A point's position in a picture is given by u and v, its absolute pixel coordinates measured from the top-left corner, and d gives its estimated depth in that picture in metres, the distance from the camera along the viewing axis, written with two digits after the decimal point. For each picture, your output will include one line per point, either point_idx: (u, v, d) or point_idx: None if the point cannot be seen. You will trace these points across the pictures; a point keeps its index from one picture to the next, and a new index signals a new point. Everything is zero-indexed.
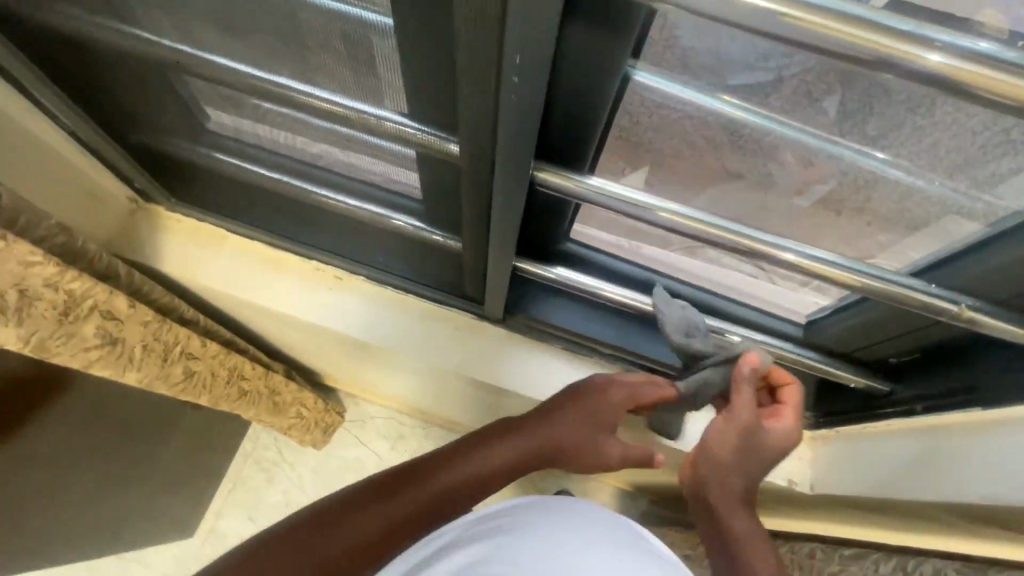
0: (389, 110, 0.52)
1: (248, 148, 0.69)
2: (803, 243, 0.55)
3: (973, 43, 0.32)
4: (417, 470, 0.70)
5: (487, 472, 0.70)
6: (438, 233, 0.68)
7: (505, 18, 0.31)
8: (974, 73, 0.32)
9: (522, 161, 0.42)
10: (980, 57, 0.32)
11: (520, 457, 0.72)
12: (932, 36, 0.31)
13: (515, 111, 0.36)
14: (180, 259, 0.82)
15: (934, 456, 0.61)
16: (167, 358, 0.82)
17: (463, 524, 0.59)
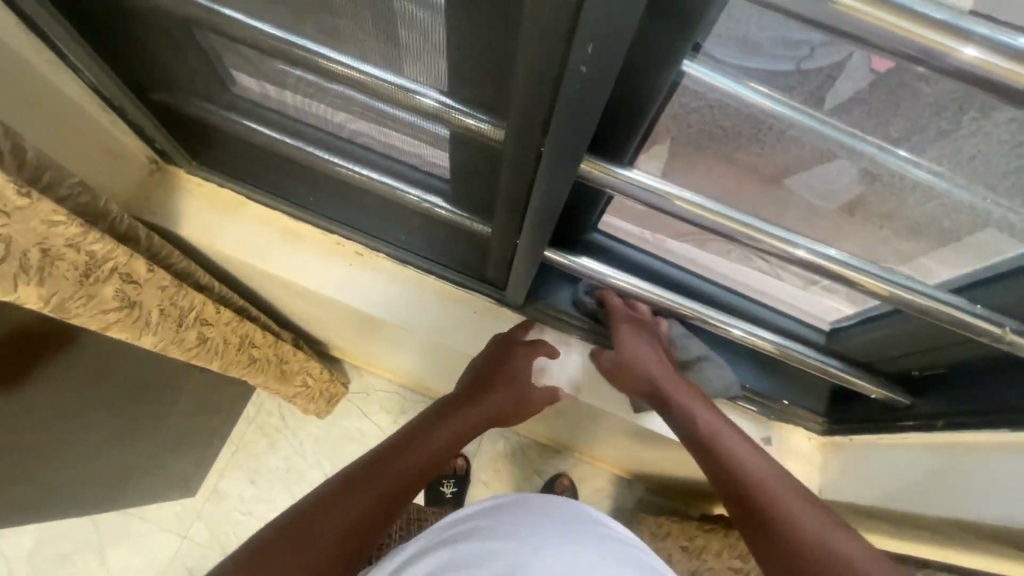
0: (428, 88, 0.50)
1: (274, 116, 0.67)
2: (815, 239, 0.53)
3: (1013, 38, 0.30)
4: (397, 444, 0.69)
5: (458, 432, 0.74)
6: (463, 216, 0.67)
7: (579, 10, 0.28)
8: None
9: (575, 156, 0.40)
10: (1019, 55, 0.30)
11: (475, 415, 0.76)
12: (968, 28, 0.30)
13: (577, 104, 0.34)
14: (200, 225, 0.81)
15: (954, 474, 0.62)
16: (183, 322, 0.81)
17: (431, 531, 0.64)
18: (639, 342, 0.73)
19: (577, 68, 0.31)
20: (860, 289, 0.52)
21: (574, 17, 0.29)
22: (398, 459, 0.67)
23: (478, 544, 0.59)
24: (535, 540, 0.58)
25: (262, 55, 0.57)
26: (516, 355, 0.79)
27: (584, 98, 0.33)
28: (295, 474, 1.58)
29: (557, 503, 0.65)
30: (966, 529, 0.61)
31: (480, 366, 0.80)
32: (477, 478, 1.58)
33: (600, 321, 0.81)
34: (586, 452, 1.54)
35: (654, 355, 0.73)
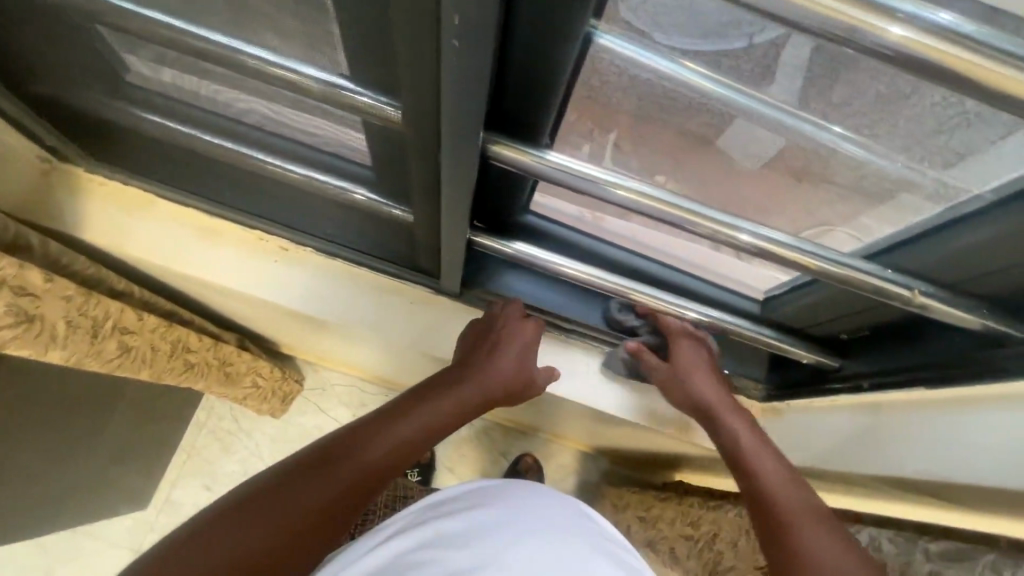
0: (321, 69, 0.47)
1: (172, 104, 0.62)
2: (759, 222, 0.53)
3: (935, 14, 0.29)
4: (372, 423, 0.63)
5: (441, 418, 0.66)
6: (385, 203, 0.64)
7: None
8: (948, 53, 0.29)
9: (468, 133, 0.38)
10: (943, 31, 0.29)
11: (466, 398, 0.69)
12: (894, 5, 0.28)
13: (459, 81, 0.32)
14: (108, 228, 0.75)
15: (877, 431, 0.65)
16: (98, 333, 0.76)
17: (409, 514, 0.59)
18: (693, 363, 0.73)
19: (450, 42, 0.29)
20: (778, 259, 0.53)
21: None
22: (370, 442, 0.60)
23: (455, 528, 0.54)
24: (511, 530, 0.53)
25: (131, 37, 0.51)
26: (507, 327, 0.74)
27: (466, 74, 0.31)
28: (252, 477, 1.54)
29: (550, 500, 0.60)
30: (883, 479, 0.63)
31: (476, 333, 0.76)
32: (442, 465, 1.57)
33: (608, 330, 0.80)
34: (549, 431, 1.55)
35: (716, 386, 0.72)
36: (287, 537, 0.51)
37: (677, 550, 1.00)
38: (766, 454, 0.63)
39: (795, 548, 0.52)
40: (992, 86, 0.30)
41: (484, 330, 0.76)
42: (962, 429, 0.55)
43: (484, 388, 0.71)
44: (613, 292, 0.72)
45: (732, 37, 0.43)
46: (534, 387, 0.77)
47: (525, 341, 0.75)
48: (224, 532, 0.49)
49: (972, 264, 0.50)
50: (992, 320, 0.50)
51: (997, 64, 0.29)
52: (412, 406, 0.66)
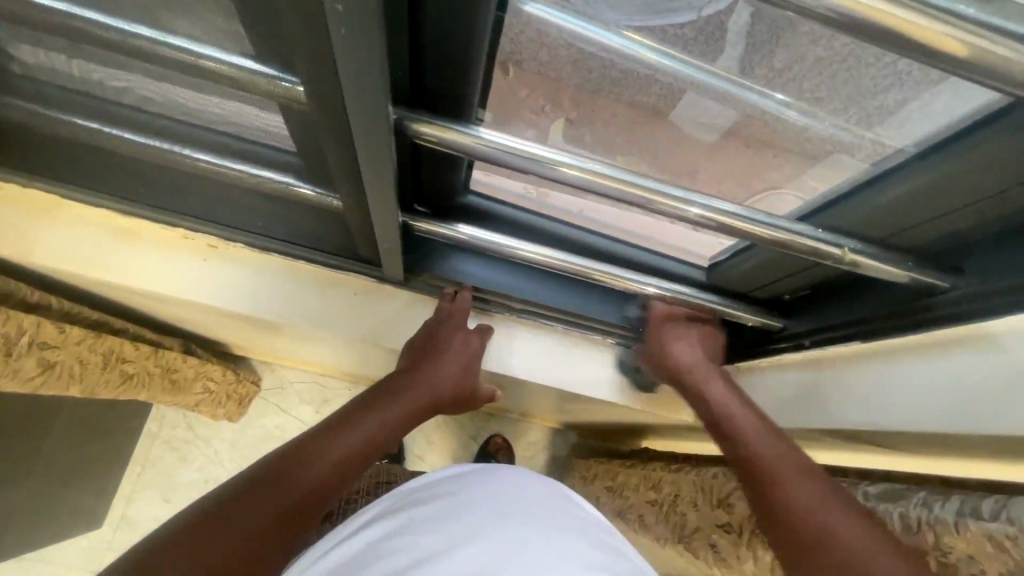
0: (224, 49, 0.43)
1: (66, 96, 0.56)
2: (701, 191, 0.53)
3: None
4: (323, 434, 0.61)
5: (389, 428, 0.66)
6: (311, 189, 0.60)
7: None
8: (880, 10, 0.28)
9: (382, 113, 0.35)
10: None
11: (408, 406, 0.69)
12: None
13: (353, 51, 0.29)
14: (9, 236, 0.68)
15: (819, 386, 0.67)
16: (12, 351, 0.70)
17: (387, 500, 0.58)
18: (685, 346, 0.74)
19: (333, 7, 0.26)
20: (716, 225, 0.53)
21: None
22: (319, 456, 0.58)
23: (427, 515, 0.53)
24: (480, 518, 0.52)
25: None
26: (453, 336, 0.75)
27: (360, 44, 0.28)
28: (213, 484, 1.48)
29: (524, 481, 0.59)
30: (827, 431, 0.65)
31: (422, 336, 0.76)
32: (412, 454, 1.55)
33: (568, 314, 0.79)
34: (517, 411, 1.56)
35: (692, 350, 0.74)
36: (240, 558, 0.48)
37: (648, 516, 1.00)
38: (739, 409, 0.65)
39: (782, 505, 0.52)
40: (923, 44, 0.29)
41: (426, 335, 0.75)
42: (900, 376, 0.57)
43: (429, 398, 0.72)
44: (560, 269, 0.70)
45: (673, 10, 0.44)
46: (470, 396, 0.80)
47: (462, 347, 0.76)
48: (171, 557, 0.46)
49: (897, 221, 0.51)
50: (918, 270, 0.51)
51: (927, 20, 0.28)
52: (359, 416, 0.64)
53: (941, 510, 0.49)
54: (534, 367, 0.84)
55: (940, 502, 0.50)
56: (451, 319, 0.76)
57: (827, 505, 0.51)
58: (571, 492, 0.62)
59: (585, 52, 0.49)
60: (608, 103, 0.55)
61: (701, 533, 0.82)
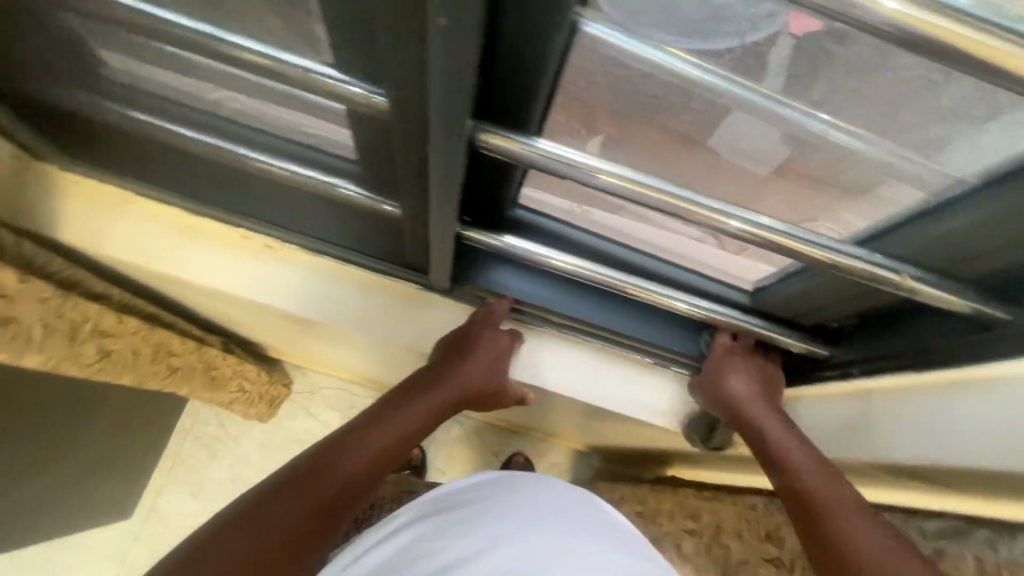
0: (313, 61, 0.46)
1: (152, 101, 0.61)
2: (749, 210, 0.53)
3: None
4: (356, 431, 0.63)
5: (413, 425, 0.68)
6: (375, 199, 0.63)
7: None
8: (931, 24, 0.29)
9: (458, 119, 0.37)
10: (934, 3, 0.29)
11: (431, 407, 0.72)
12: None
13: (445, 63, 0.31)
14: (84, 227, 0.72)
15: (868, 418, 0.65)
16: (77, 336, 0.74)
17: (422, 503, 0.60)
18: (739, 375, 0.74)
19: (436, 21, 0.28)
20: (762, 243, 0.53)
21: None
22: (351, 453, 0.60)
23: (462, 517, 0.55)
24: (512, 524, 0.52)
25: (112, 27, 0.50)
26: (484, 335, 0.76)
27: (455, 55, 0.30)
28: (240, 483, 1.51)
29: (557, 492, 0.60)
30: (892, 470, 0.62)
31: (451, 337, 0.77)
32: (436, 467, 1.55)
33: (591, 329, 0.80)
34: (540, 430, 1.55)
35: (747, 386, 0.73)
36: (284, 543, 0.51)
37: (678, 545, 0.97)
38: (786, 438, 0.67)
39: (841, 552, 0.51)
40: (980, 58, 0.30)
41: (456, 334, 0.76)
42: (961, 410, 0.55)
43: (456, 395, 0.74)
44: (600, 284, 0.71)
45: (715, 37, 0.44)
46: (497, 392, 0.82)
47: (493, 348, 0.76)
48: (221, 543, 0.49)
49: (958, 250, 0.50)
50: (977, 302, 0.50)
51: (983, 36, 0.29)
52: (386, 416, 0.67)
53: (1014, 551, 0.51)
54: (558, 379, 0.84)
55: (1011, 544, 0.52)
56: (484, 321, 0.76)
57: (888, 549, 0.50)
58: (599, 501, 0.63)
59: (641, 79, 0.50)
60: (662, 127, 0.56)
61: (745, 566, 0.82)
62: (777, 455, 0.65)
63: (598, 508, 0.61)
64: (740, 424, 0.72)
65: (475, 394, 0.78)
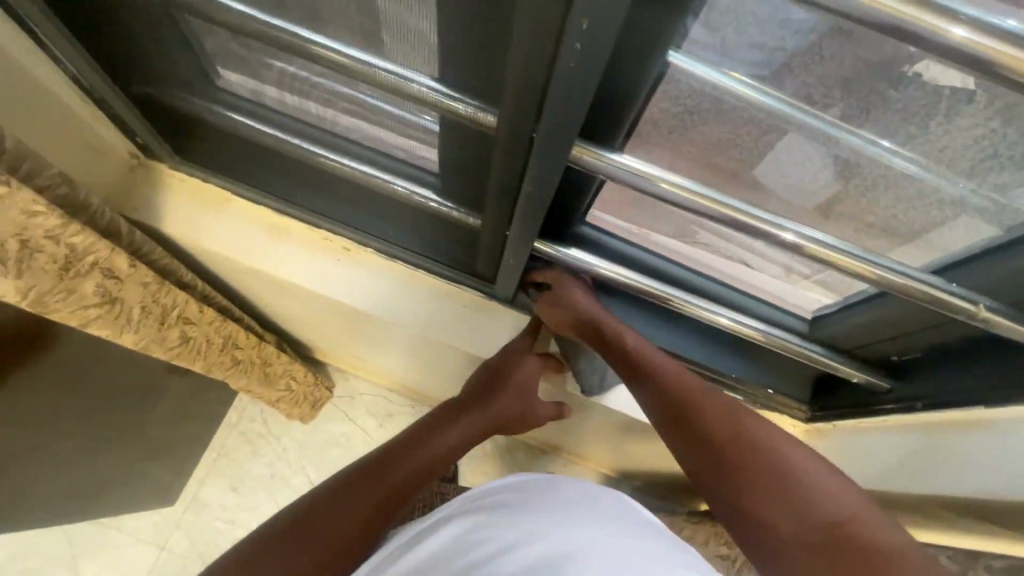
0: (415, 73, 0.53)
1: (260, 108, 0.69)
2: (801, 223, 0.55)
3: (1001, 21, 0.32)
4: (395, 451, 0.67)
5: (450, 446, 0.70)
6: (454, 208, 0.69)
7: None
8: (1011, 55, 0.32)
9: (570, 126, 0.41)
10: (1010, 37, 0.32)
11: (468, 428, 0.73)
12: (958, 10, 0.32)
13: (569, 81, 0.36)
14: (183, 221, 0.79)
15: (934, 452, 0.66)
16: (165, 321, 0.79)
17: (461, 500, 0.63)
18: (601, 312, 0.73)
19: (573, 43, 0.33)
20: (837, 266, 0.54)
21: None
22: (388, 471, 0.64)
23: (505, 511, 0.57)
24: (553, 517, 0.54)
25: (245, 39, 0.59)
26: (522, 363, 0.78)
27: (580, 74, 0.35)
28: (278, 480, 1.55)
29: (590, 492, 0.61)
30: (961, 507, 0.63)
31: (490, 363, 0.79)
32: (466, 482, 1.55)
33: None
34: (569, 452, 1.55)
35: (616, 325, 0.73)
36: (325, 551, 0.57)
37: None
38: (661, 361, 0.69)
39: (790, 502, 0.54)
40: None
41: (496, 362, 0.78)
42: None
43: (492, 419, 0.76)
44: (660, 300, 0.74)
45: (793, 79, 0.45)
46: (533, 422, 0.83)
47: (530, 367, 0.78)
48: (273, 550, 0.55)
49: None
50: None
51: None
52: (424, 438, 0.70)
53: None
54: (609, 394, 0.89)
55: None
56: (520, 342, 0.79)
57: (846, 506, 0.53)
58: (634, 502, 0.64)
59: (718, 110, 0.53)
60: (738, 165, 0.57)
61: None
62: (650, 377, 0.68)
63: (626, 502, 0.62)
64: (609, 345, 0.72)
65: (511, 421, 0.79)
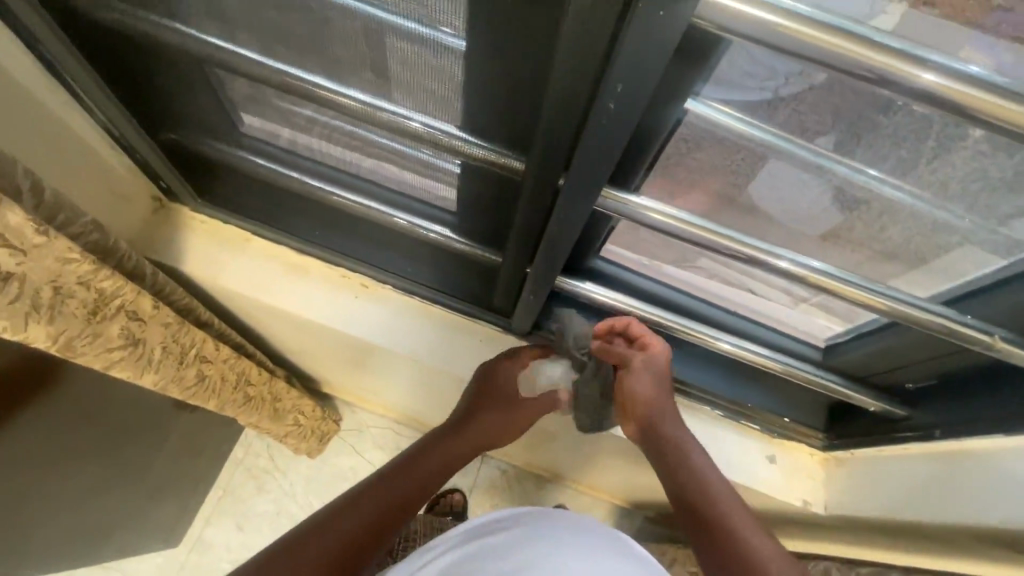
0: (437, 120, 0.55)
1: (281, 152, 0.71)
2: (798, 253, 0.57)
3: (962, 66, 0.34)
4: (385, 475, 0.69)
5: (435, 467, 0.73)
6: (473, 245, 0.71)
7: (626, 12, 0.35)
8: (1011, 111, 0.34)
9: (606, 157, 0.44)
10: (1009, 95, 0.34)
11: (451, 451, 0.75)
12: (924, 56, 0.34)
13: (607, 121, 0.41)
14: (203, 261, 0.81)
15: (952, 479, 0.64)
16: (183, 360, 0.79)
17: (467, 527, 0.62)
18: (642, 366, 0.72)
19: (615, 87, 0.38)
20: (846, 296, 0.56)
21: (618, 21, 0.36)
22: (375, 495, 0.65)
23: (502, 546, 0.56)
24: (545, 544, 0.55)
25: (265, 88, 0.61)
26: (500, 372, 0.78)
27: (619, 115, 0.40)
28: (284, 518, 1.52)
29: (573, 516, 0.62)
30: (981, 539, 0.61)
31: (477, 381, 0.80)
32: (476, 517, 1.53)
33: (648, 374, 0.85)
34: (580, 483, 1.52)
35: (642, 379, 0.72)
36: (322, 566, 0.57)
37: None
38: (659, 407, 0.73)
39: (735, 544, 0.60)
40: None
41: (480, 379, 0.79)
42: None
43: (474, 443, 0.77)
44: (675, 332, 0.75)
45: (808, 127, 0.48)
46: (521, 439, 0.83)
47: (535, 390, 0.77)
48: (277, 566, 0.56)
49: None
50: None
51: None
52: (412, 460, 0.72)
53: None
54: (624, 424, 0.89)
55: None
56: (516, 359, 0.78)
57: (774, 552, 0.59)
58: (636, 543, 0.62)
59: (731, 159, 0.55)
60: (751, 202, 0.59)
61: None
62: (646, 417, 0.73)
63: (628, 542, 0.61)
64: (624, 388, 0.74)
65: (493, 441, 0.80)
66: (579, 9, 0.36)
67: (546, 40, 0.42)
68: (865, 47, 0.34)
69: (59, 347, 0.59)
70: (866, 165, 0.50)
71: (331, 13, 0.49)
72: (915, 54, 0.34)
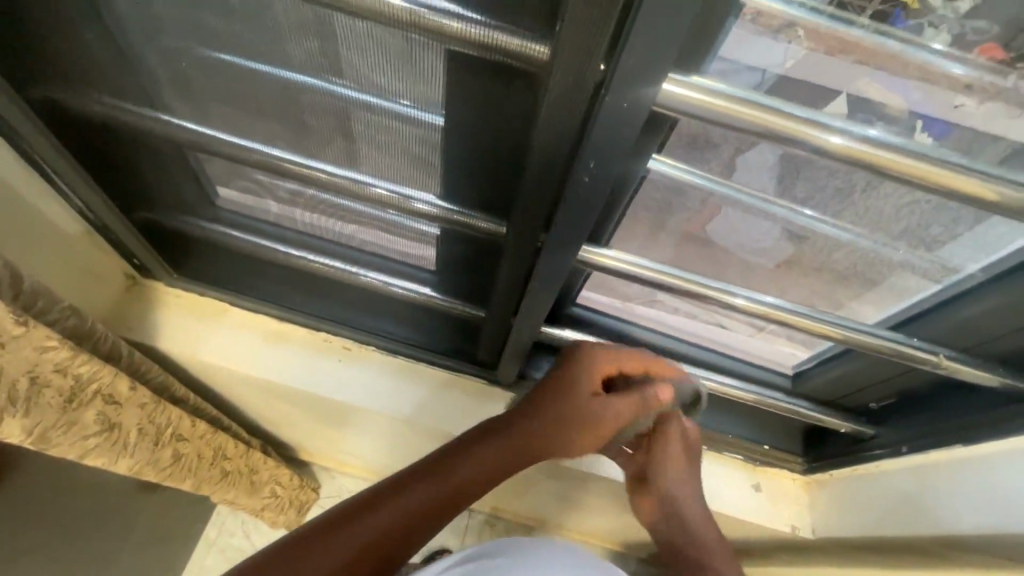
0: (416, 190, 0.59)
1: (259, 223, 0.73)
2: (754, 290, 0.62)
3: (865, 130, 0.40)
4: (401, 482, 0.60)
5: (461, 481, 0.61)
6: (455, 302, 0.73)
7: (596, 96, 0.39)
8: (921, 166, 0.40)
9: (581, 219, 0.48)
10: (916, 152, 0.40)
11: (485, 461, 0.62)
12: (832, 123, 0.39)
13: (583, 189, 0.45)
14: (179, 336, 0.80)
15: (930, 493, 0.67)
16: (159, 441, 0.76)
17: (466, 551, 0.59)
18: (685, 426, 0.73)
19: (587, 163, 0.42)
20: (809, 329, 0.60)
21: (591, 99, 0.40)
22: (384, 511, 0.57)
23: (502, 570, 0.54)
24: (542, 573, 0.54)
25: (242, 165, 0.64)
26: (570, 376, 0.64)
27: (593, 185, 0.44)
28: None
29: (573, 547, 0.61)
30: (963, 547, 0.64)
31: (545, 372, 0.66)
32: None
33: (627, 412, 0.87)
34: (573, 531, 1.50)
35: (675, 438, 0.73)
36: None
37: None
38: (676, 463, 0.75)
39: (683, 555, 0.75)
40: (962, 188, 0.40)
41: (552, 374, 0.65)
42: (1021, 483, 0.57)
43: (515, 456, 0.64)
44: None
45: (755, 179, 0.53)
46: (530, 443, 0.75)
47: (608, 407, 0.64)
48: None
49: (980, 333, 0.58)
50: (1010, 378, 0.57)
51: (956, 172, 0.40)
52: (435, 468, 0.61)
53: None
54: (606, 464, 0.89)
55: None
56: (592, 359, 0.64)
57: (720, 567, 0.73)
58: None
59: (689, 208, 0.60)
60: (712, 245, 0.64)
61: None
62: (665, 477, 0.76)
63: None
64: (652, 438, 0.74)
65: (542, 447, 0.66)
66: (553, 97, 0.41)
67: (523, 113, 0.46)
68: (793, 117, 0.39)
69: (33, 440, 0.57)
70: (808, 205, 0.56)
71: (310, 99, 0.52)
72: (835, 122, 0.40)
